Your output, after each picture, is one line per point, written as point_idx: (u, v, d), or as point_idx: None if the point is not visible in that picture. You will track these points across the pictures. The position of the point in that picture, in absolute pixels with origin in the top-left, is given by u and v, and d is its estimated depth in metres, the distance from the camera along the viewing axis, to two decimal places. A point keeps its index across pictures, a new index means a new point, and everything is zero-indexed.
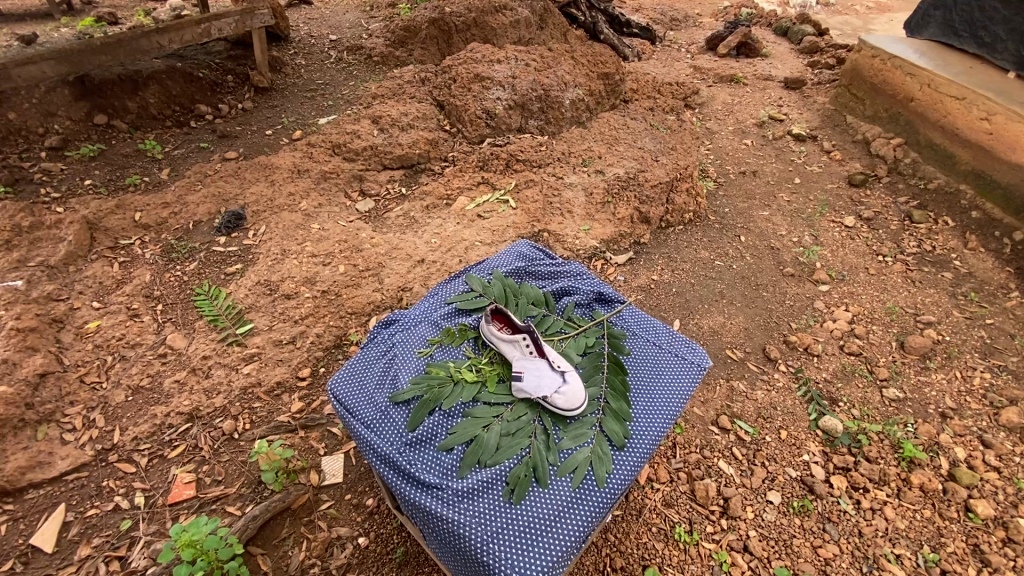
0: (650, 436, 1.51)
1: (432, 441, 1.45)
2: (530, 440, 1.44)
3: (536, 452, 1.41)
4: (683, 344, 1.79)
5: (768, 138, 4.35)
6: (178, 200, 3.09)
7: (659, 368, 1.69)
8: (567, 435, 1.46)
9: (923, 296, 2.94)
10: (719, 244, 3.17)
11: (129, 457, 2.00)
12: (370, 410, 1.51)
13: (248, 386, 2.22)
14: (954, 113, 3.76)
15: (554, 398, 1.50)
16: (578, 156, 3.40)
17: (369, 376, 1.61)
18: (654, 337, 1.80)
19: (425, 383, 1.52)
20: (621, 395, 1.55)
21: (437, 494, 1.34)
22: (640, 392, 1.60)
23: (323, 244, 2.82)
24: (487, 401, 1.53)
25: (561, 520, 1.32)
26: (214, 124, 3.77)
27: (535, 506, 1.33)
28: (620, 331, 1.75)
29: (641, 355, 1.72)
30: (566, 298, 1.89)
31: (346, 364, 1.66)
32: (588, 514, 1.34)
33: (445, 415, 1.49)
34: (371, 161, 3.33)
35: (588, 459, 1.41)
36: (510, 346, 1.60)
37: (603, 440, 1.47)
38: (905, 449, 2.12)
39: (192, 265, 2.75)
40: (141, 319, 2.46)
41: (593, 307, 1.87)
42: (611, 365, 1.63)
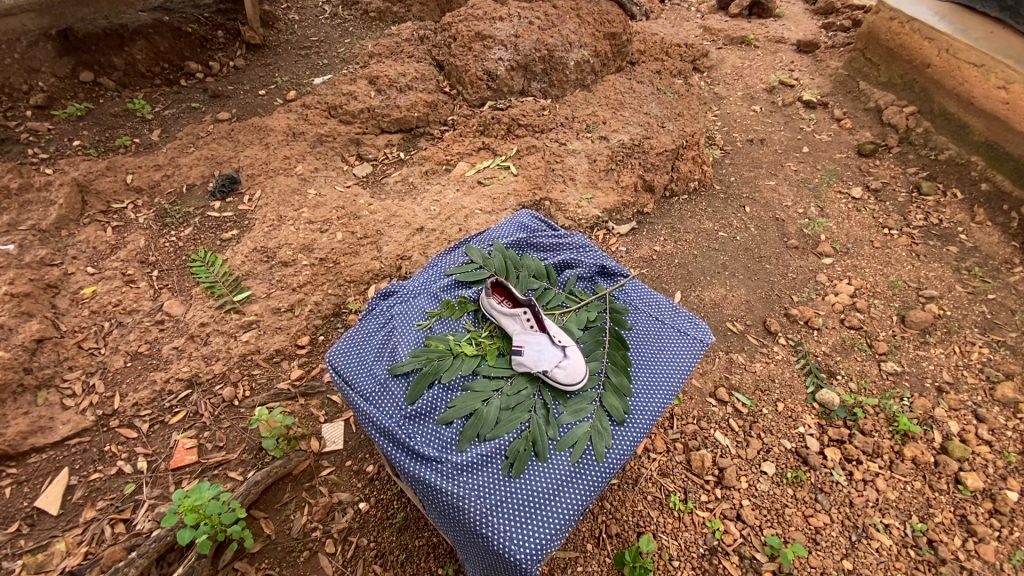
0: (650, 412, 1.51)
1: (431, 414, 1.45)
2: (529, 414, 1.44)
3: (536, 426, 1.41)
4: (686, 320, 1.77)
5: (776, 105, 4.24)
6: (169, 162, 3.01)
7: (662, 344, 1.68)
8: (567, 409, 1.46)
9: (927, 271, 2.92)
10: (723, 215, 3.12)
11: (130, 423, 2.02)
12: (370, 382, 1.51)
13: (247, 354, 2.23)
14: (970, 81, 3.63)
15: (554, 372, 1.49)
16: (582, 121, 3.30)
17: (367, 348, 1.61)
18: (657, 312, 1.77)
19: (424, 356, 1.51)
20: (622, 370, 1.55)
21: (436, 466, 1.35)
22: (641, 367, 1.60)
23: (320, 210, 2.76)
24: (487, 374, 1.52)
25: (560, 494, 1.33)
26: (206, 83, 3.64)
27: (534, 480, 1.34)
28: (623, 306, 1.72)
29: (644, 331, 1.70)
30: (568, 272, 1.85)
31: (345, 336, 1.65)
32: (587, 488, 1.35)
33: (444, 388, 1.48)
34: (369, 124, 3.23)
35: (587, 434, 1.42)
36: (509, 318, 1.59)
37: (603, 415, 1.47)
38: (900, 423, 2.13)
39: (187, 231, 2.70)
40: (137, 285, 2.44)
41: (596, 281, 1.84)
42: (612, 340, 1.61)
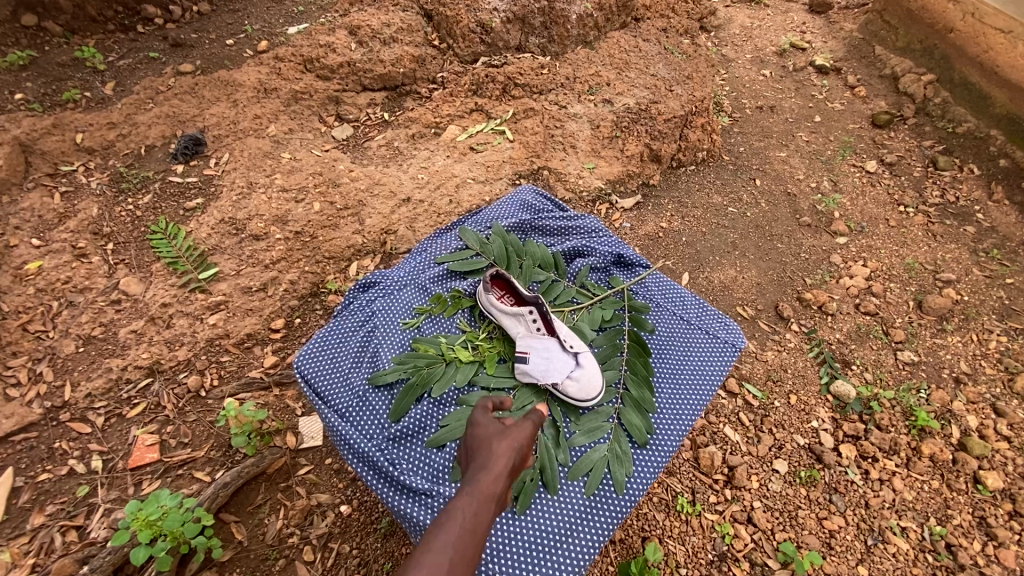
0: (678, 428, 1.59)
1: (420, 436, 1.50)
2: (537, 436, 1.50)
3: (544, 452, 1.46)
4: (715, 320, 1.84)
5: (788, 70, 3.97)
6: (125, 120, 2.69)
7: (688, 348, 1.75)
8: (579, 429, 1.53)
9: (943, 252, 2.77)
10: (732, 189, 2.92)
11: (83, 417, 1.82)
12: (348, 394, 1.54)
13: (215, 338, 2.01)
14: (996, 48, 3.41)
15: (564, 379, 1.54)
16: (583, 82, 3.01)
17: (345, 356, 1.62)
18: (683, 312, 1.84)
19: (410, 366, 1.56)
20: (643, 382, 1.59)
21: (423, 500, 1.39)
22: (665, 376, 1.68)
23: (295, 176, 2.50)
24: (483, 385, 1.59)
25: (570, 529, 1.39)
26: (165, 30, 3.26)
27: (541, 512, 1.40)
28: (643, 304, 1.76)
29: (667, 333, 1.79)
30: (579, 261, 1.91)
31: (316, 336, 1.64)
32: (601, 523, 1.41)
33: (432, 404, 1.55)
34: (349, 80, 2.91)
35: (604, 460, 1.48)
36: (515, 319, 1.66)
37: (622, 435, 1.54)
38: (917, 417, 2.02)
39: (146, 198, 2.43)
40: (90, 260, 2.19)
41: (610, 272, 1.91)
42: (632, 346, 1.66)
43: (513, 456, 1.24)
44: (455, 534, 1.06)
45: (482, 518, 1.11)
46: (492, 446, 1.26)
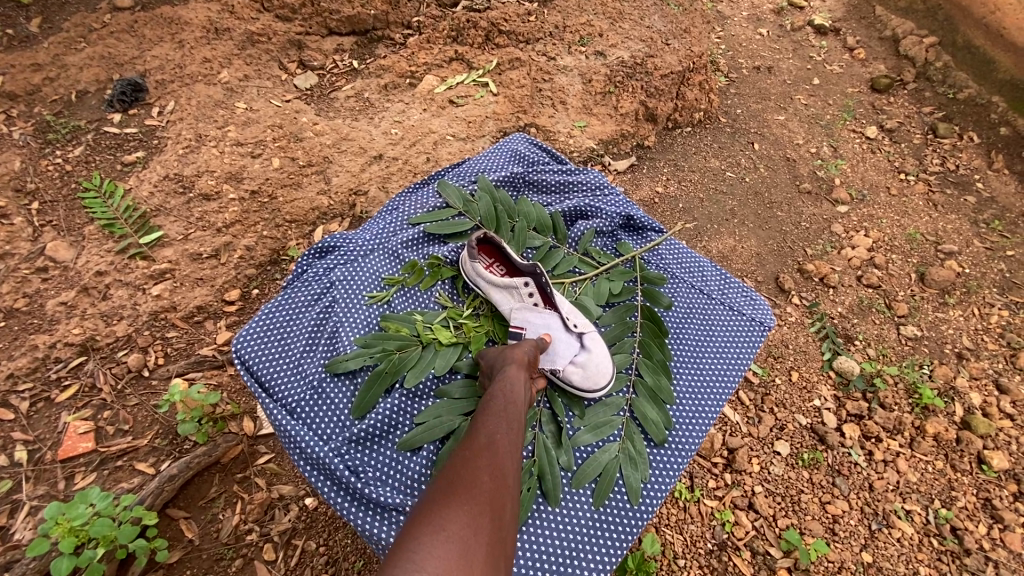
0: (703, 417, 1.49)
1: (389, 438, 1.36)
2: (534, 434, 1.39)
3: (543, 453, 1.35)
4: (740, 296, 1.73)
5: (786, 28, 3.76)
6: (52, 61, 2.34)
7: (710, 326, 1.65)
8: (584, 426, 1.43)
9: (944, 222, 2.66)
10: (730, 152, 2.74)
11: (4, 402, 1.58)
12: (300, 386, 1.37)
13: (159, 311, 1.78)
14: (1003, 10, 3.30)
15: (569, 363, 1.43)
16: (574, 31, 2.75)
17: (297, 340, 1.44)
18: (704, 287, 1.73)
19: (378, 354, 1.40)
20: (660, 370, 1.50)
21: (392, 516, 1.26)
22: (686, 360, 1.58)
23: (251, 129, 2.21)
24: (467, 374, 1.46)
25: (572, 538, 1.28)
26: None
27: (538, 520, 1.29)
28: (658, 276, 1.62)
29: (687, 309, 1.67)
30: (582, 224, 1.74)
31: (261, 313, 1.45)
32: (608, 532, 1.31)
33: (402, 398, 1.40)
34: (312, 22, 2.59)
35: (615, 463, 1.38)
36: (509, 290, 1.49)
37: (632, 428, 1.45)
38: (921, 395, 1.92)
39: (77, 152, 2.12)
40: (10, 222, 1.90)
41: (618, 237, 1.76)
42: (645, 327, 1.55)
43: (529, 349, 1.36)
44: (501, 406, 1.17)
45: (520, 392, 1.22)
46: (507, 347, 1.36)
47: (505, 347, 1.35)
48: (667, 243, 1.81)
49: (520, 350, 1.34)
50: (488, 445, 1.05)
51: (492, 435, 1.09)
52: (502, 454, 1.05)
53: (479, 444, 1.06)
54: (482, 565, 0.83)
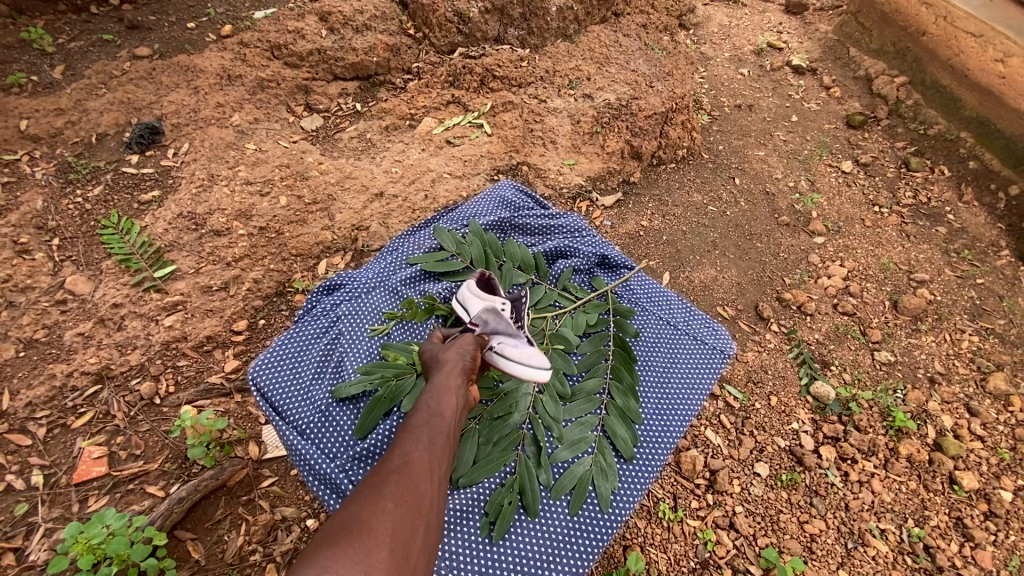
0: (667, 438, 1.60)
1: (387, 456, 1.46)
2: (516, 454, 1.49)
3: (524, 473, 1.45)
4: (704, 326, 1.86)
5: (765, 69, 3.98)
6: (75, 106, 2.50)
7: (675, 354, 1.78)
8: (562, 444, 1.52)
9: (916, 252, 2.80)
10: (712, 187, 2.89)
11: (23, 428, 1.67)
12: (310, 410, 1.49)
13: (171, 341, 1.88)
14: (968, 52, 3.44)
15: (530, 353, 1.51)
16: (563, 76, 2.94)
17: (307, 368, 1.57)
18: (671, 318, 1.86)
19: (377, 380, 1.49)
20: (629, 392, 1.61)
21: None
22: (653, 384, 1.70)
23: (260, 169, 2.36)
24: None
25: (554, 550, 1.39)
26: (121, 11, 3.04)
27: (521, 533, 1.40)
28: (628, 309, 1.77)
29: (655, 339, 1.80)
30: (561, 262, 1.88)
31: (273, 346, 1.58)
32: (586, 540, 1.41)
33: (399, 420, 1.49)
34: (319, 68, 2.77)
35: (589, 476, 1.48)
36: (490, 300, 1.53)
37: (606, 445, 1.54)
38: (894, 418, 2.02)
39: (96, 191, 2.26)
40: (32, 257, 2.02)
41: (593, 273, 1.89)
42: (616, 355, 1.66)
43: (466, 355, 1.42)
44: (423, 424, 1.23)
45: (446, 402, 1.29)
46: (443, 355, 1.43)
47: (441, 357, 1.42)
48: (639, 279, 1.95)
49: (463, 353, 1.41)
50: (402, 467, 1.13)
51: (409, 458, 1.16)
52: (414, 477, 1.12)
53: (393, 467, 1.13)
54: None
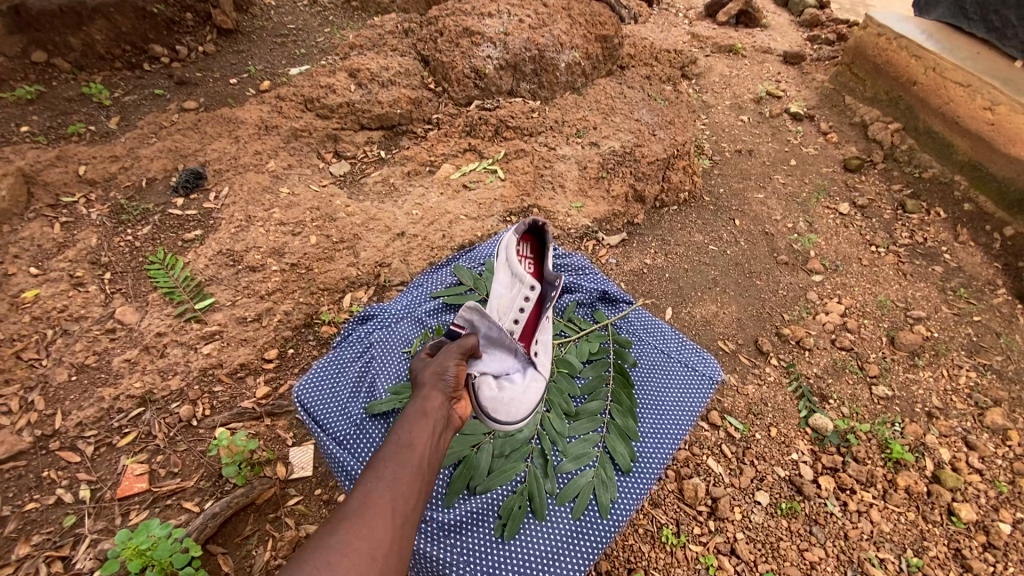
0: (659, 455, 1.67)
1: None
2: (525, 466, 1.58)
3: (532, 482, 1.55)
4: (694, 353, 1.94)
5: (765, 115, 4.17)
6: (128, 153, 2.76)
7: (669, 379, 1.86)
8: (567, 457, 1.61)
9: (913, 290, 2.90)
10: (713, 228, 3.05)
11: (73, 446, 1.83)
12: (345, 423, 1.62)
13: (208, 368, 2.04)
14: (956, 100, 3.64)
15: (499, 388, 1.51)
16: (572, 125, 3.18)
17: (344, 386, 1.72)
18: (663, 347, 1.96)
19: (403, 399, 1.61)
20: (626, 412, 1.70)
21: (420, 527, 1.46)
22: (648, 406, 1.78)
23: (293, 210, 2.58)
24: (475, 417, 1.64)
25: (559, 552, 1.46)
26: (172, 69, 3.37)
27: (530, 537, 1.48)
28: (625, 339, 1.90)
29: (649, 366, 1.89)
30: (567, 297, 2.02)
31: (315, 367, 1.74)
32: (588, 544, 1.49)
33: None
34: (347, 119, 3.03)
35: (590, 485, 1.57)
36: (516, 280, 1.60)
37: (606, 460, 1.62)
38: (893, 449, 2.09)
39: (145, 230, 2.48)
40: (86, 289, 2.22)
41: (595, 307, 2.02)
42: (615, 378, 1.77)
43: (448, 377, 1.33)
44: (392, 458, 1.17)
45: (421, 433, 1.22)
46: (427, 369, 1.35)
47: (424, 372, 1.34)
48: (636, 313, 2.07)
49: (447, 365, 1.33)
50: (363, 509, 1.07)
51: (371, 498, 1.09)
52: (374, 520, 1.06)
53: (354, 506, 1.07)
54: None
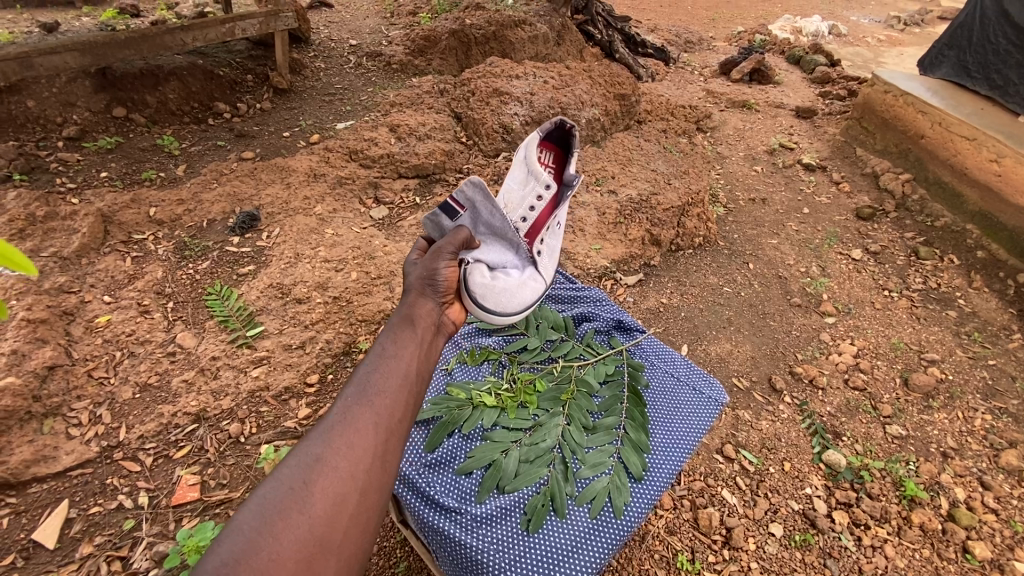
0: (667, 469, 1.58)
1: (451, 464, 1.54)
2: (547, 469, 1.51)
3: (554, 482, 1.48)
4: (701, 378, 1.89)
5: (777, 167, 4.25)
6: (192, 197, 3.08)
7: (678, 401, 1.79)
8: (585, 464, 1.53)
9: (927, 333, 2.95)
10: (727, 271, 3.20)
11: (134, 456, 2.02)
12: None
13: (256, 390, 2.23)
14: (964, 152, 3.81)
15: (491, 278, 1.59)
16: (592, 175, 3.42)
17: None
18: (673, 370, 1.91)
19: (443, 405, 1.62)
20: (640, 427, 1.63)
21: (455, 518, 1.40)
22: (658, 423, 1.69)
23: (337, 249, 2.83)
24: (506, 425, 1.61)
25: (578, 551, 1.38)
26: (232, 123, 3.77)
27: (552, 536, 1.40)
28: (639, 362, 1.86)
29: (660, 387, 1.82)
30: (586, 324, 2.03)
31: None
32: (605, 545, 1.40)
33: (464, 438, 1.59)
34: (387, 169, 3.33)
35: (606, 489, 1.48)
36: (530, 180, 1.76)
37: (622, 470, 1.53)
38: (906, 487, 2.15)
39: (204, 265, 2.75)
40: (152, 315, 2.46)
41: (612, 334, 2.01)
42: (630, 396, 1.71)
43: (432, 291, 1.48)
44: (378, 378, 1.27)
45: (404, 353, 1.33)
46: (409, 294, 1.47)
47: (404, 303, 1.45)
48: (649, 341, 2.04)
49: (436, 266, 1.50)
50: (340, 431, 1.16)
51: (358, 414, 1.20)
52: (353, 440, 1.16)
53: (331, 428, 1.17)
54: (293, 561, 1.00)
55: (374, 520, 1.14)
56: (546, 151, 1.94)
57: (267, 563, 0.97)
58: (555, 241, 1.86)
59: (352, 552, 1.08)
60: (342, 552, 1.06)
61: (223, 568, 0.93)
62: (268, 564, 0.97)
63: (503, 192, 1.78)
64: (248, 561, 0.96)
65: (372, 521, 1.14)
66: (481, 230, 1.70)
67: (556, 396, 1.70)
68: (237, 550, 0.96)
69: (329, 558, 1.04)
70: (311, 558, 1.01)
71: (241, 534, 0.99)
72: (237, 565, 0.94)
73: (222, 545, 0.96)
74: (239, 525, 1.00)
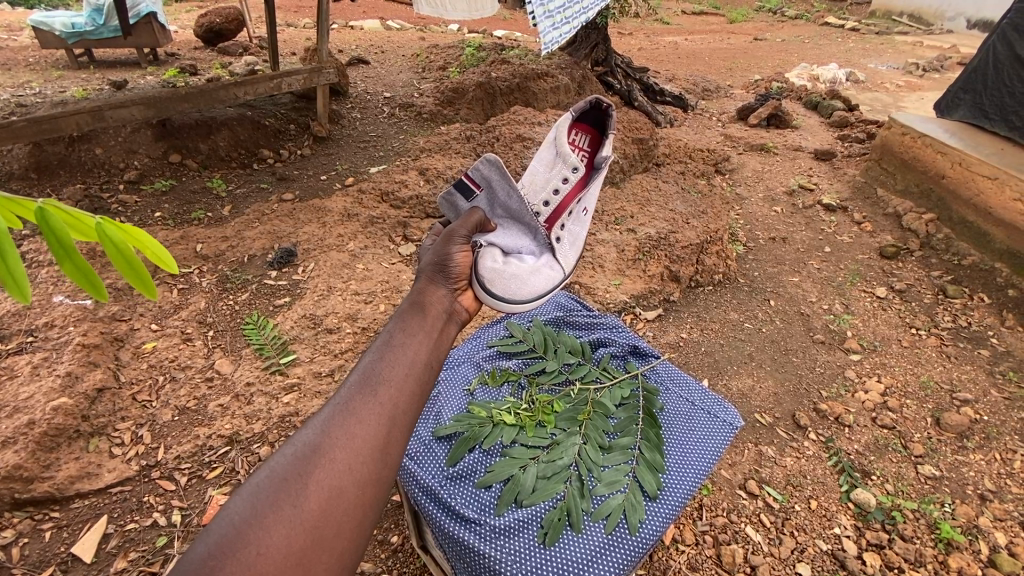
0: (682, 489, 1.59)
1: (472, 477, 1.59)
2: (564, 485, 1.53)
3: (569, 498, 1.50)
4: (715, 403, 1.91)
5: (797, 207, 4.27)
6: (236, 235, 3.30)
7: (694, 423, 1.81)
8: (601, 481, 1.55)
9: (959, 372, 2.88)
10: (747, 307, 3.21)
11: (170, 475, 2.11)
12: (416, 442, 1.70)
13: (286, 415, 2.32)
14: (987, 191, 3.82)
15: (503, 263, 1.61)
16: (611, 215, 3.55)
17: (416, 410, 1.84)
18: (688, 394, 1.94)
19: (466, 422, 1.68)
20: (655, 447, 1.65)
21: (474, 528, 1.46)
22: (673, 445, 1.71)
23: (367, 283, 2.99)
24: (525, 443, 1.65)
25: (593, 565, 1.41)
26: (275, 167, 4.06)
27: (567, 550, 1.42)
28: (655, 387, 1.89)
29: (675, 410, 1.85)
30: (602, 349, 2.08)
31: None
32: (620, 560, 1.43)
33: (484, 453, 1.63)
34: (416, 209, 3.52)
35: (621, 506, 1.50)
36: (558, 162, 1.84)
37: (637, 489, 1.55)
38: (942, 530, 2.08)
39: (244, 296, 2.92)
40: (194, 343, 2.62)
41: (627, 358, 2.05)
42: (645, 418, 1.74)
43: (443, 276, 1.47)
44: (384, 365, 1.19)
45: (411, 339, 1.26)
46: (420, 280, 1.46)
47: (415, 291, 1.41)
48: (665, 367, 2.07)
49: (449, 251, 1.51)
50: (340, 420, 1.08)
51: (360, 402, 1.11)
52: (353, 430, 1.07)
53: (331, 416, 1.09)
54: (285, 555, 0.91)
55: (374, 515, 1.05)
56: (580, 134, 2.01)
57: (255, 557, 0.88)
58: (579, 227, 1.90)
59: (348, 550, 0.98)
60: (338, 550, 0.97)
61: (209, 562, 0.85)
62: (257, 559, 0.88)
63: (529, 173, 1.87)
64: (236, 555, 0.87)
65: (372, 516, 1.04)
66: (497, 213, 1.77)
67: (572, 416, 1.74)
68: (223, 541, 0.88)
69: (323, 554, 0.95)
70: (303, 554, 0.92)
71: (229, 525, 0.90)
72: (223, 558, 0.86)
73: (210, 534, 0.88)
74: (228, 515, 0.92)
